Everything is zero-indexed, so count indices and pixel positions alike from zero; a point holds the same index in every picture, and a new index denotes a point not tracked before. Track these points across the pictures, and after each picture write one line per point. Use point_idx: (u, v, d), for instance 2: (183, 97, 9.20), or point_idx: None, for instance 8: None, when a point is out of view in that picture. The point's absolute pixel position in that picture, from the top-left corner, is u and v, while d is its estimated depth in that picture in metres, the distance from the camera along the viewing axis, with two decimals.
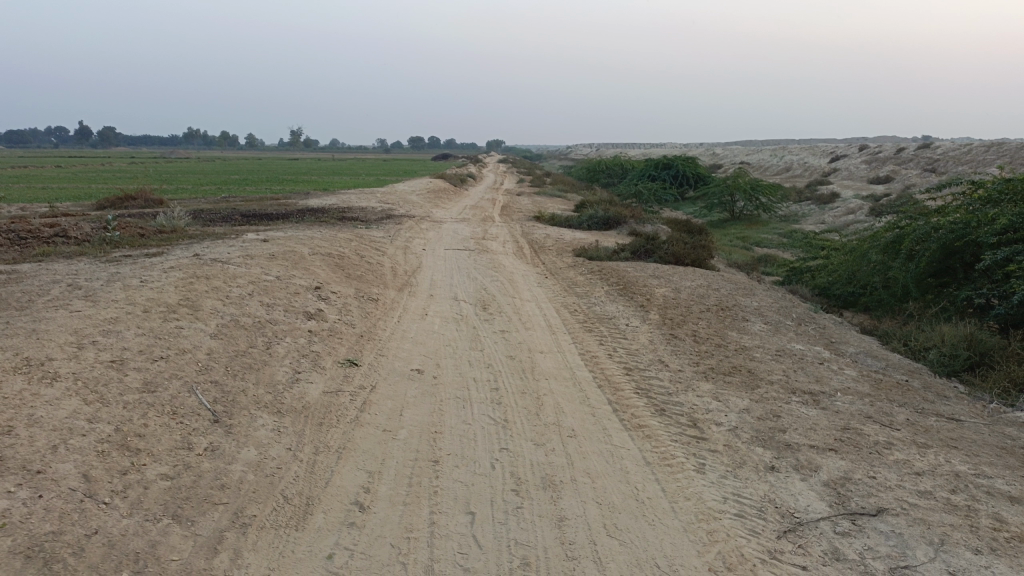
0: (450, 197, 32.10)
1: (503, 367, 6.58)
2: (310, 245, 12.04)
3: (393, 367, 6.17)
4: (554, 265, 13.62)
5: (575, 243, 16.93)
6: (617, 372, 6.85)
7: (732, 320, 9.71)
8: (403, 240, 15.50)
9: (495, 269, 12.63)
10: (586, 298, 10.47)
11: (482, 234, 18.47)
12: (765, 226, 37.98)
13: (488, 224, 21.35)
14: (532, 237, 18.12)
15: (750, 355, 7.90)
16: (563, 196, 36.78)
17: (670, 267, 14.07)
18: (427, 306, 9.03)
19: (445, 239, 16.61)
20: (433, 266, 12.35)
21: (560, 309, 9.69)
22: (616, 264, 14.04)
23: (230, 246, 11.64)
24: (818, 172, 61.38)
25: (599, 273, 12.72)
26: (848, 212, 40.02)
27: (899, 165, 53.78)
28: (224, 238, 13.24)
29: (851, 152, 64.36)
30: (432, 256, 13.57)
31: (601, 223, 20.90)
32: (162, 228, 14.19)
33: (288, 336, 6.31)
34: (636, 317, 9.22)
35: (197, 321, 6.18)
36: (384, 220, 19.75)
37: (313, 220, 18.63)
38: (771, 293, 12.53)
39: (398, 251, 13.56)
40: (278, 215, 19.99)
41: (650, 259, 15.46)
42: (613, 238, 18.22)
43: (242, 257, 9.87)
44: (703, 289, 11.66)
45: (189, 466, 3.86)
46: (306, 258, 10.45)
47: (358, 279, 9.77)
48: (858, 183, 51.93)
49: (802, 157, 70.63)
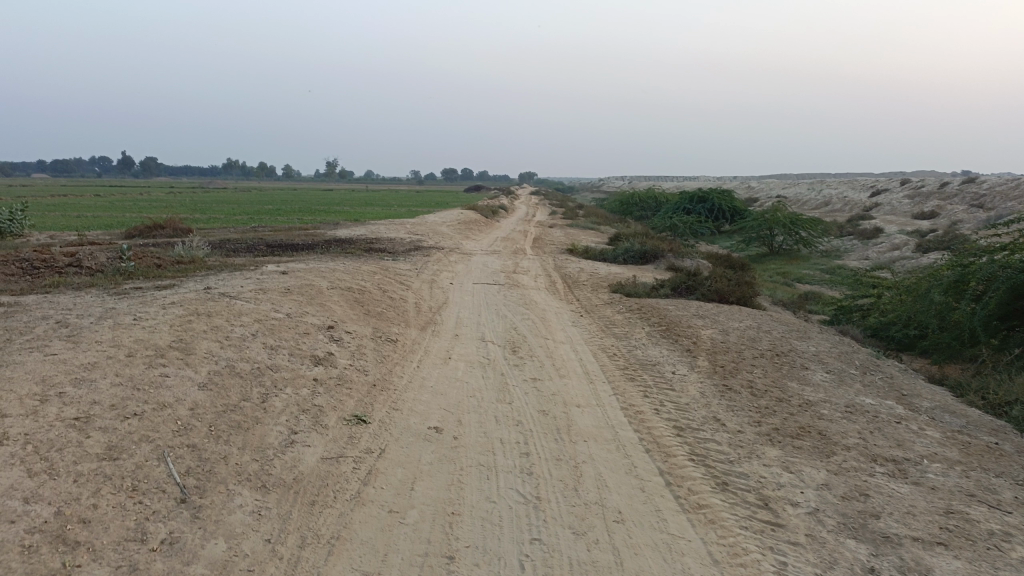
0: (481, 228, 31.49)
1: (536, 425, 5.69)
2: (330, 278, 11.31)
3: (407, 424, 5.32)
4: (589, 302, 12.74)
5: (610, 278, 16.05)
6: (666, 432, 5.92)
7: (790, 368, 8.71)
8: (430, 273, 14.74)
9: (526, 306, 11.79)
10: (626, 340, 9.56)
11: (512, 267, 17.67)
12: (806, 261, 36.72)
13: (519, 256, 20.56)
14: (565, 271, 17.28)
15: (817, 412, 6.92)
16: (596, 229, 35.98)
17: (714, 306, 13.11)
18: (450, 348, 8.20)
19: (474, 272, 15.83)
20: (460, 303, 11.56)
21: (598, 353, 8.79)
22: (655, 302, 13.11)
23: (245, 279, 10.97)
24: (859, 206, 59.85)
25: (638, 312, 11.81)
26: (892, 249, 38.61)
27: (944, 200, 52.14)
28: (242, 270, 12.60)
29: (892, 186, 62.77)
30: (459, 291, 12.77)
31: (637, 257, 20.00)
32: (179, 259, 13.60)
33: (289, 386, 5.51)
34: (683, 363, 8.29)
35: (186, 368, 5.41)
36: (412, 251, 19.07)
37: (338, 251, 18.00)
38: (826, 336, 11.50)
39: (424, 285, 12.80)
40: (303, 246, 19.41)
41: (691, 296, 14.51)
42: (650, 273, 17.31)
43: (253, 291, 9.15)
44: (752, 331, 10.69)
45: (137, 569, 3.05)
46: (324, 293, 9.71)
47: (377, 317, 8.99)
48: (902, 218, 50.36)
49: (841, 191, 69.11)
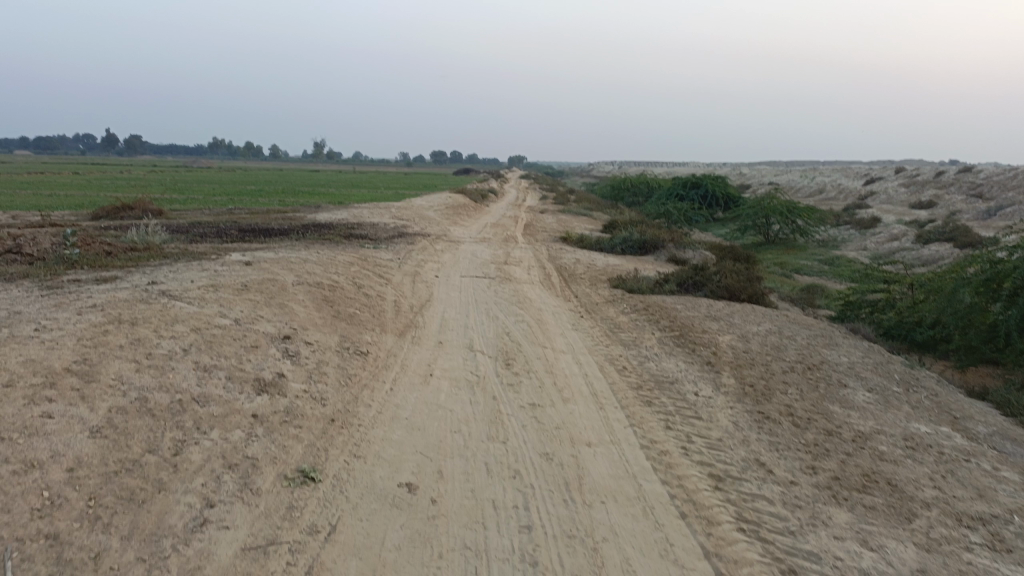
0: (470, 213, 30.17)
1: (538, 478, 4.43)
2: (298, 271, 9.99)
3: (371, 482, 4.04)
4: (588, 299, 11.51)
5: (609, 272, 14.83)
6: (702, 483, 4.68)
7: (828, 388, 7.48)
8: (414, 264, 13.42)
9: (519, 303, 10.53)
10: (636, 348, 8.30)
11: (504, 257, 16.37)
12: (803, 251, 35.59)
13: (510, 245, 19.24)
14: (560, 263, 16.00)
15: (875, 452, 5.70)
16: (589, 215, 34.71)
17: (726, 305, 11.90)
18: (432, 360, 6.94)
19: (461, 263, 14.52)
20: (445, 300, 10.28)
21: (605, 365, 7.55)
22: (661, 301, 11.87)
23: (201, 271, 9.64)
24: (855, 195, 58.80)
25: (645, 312, 10.58)
26: (891, 239, 37.57)
27: (941, 189, 51.19)
28: (200, 260, 11.26)
29: (888, 175, 61.76)
30: (444, 286, 11.49)
31: (637, 247, 18.75)
32: (133, 245, 12.24)
33: (216, 428, 4.22)
34: (705, 381, 7.05)
35: (79, 404, 4.11)
36: (394, 239, 17.73)
37: (315, 237, 16.62)
38: (854, 342, 10.30)
39: (405, 279, 11.52)
40: (278, 231, 18.02)
41: (698, 293, 13.32)
42: (650, 265, 16.10)
43: (203, 288, 7.83)
44: (775, 337, 9.47)
45: None
46: (288, 290, 8.39)
47: (347, 321, 7.69)
48: (899, 207, 49.37)
49: (834, 179, 68.11)
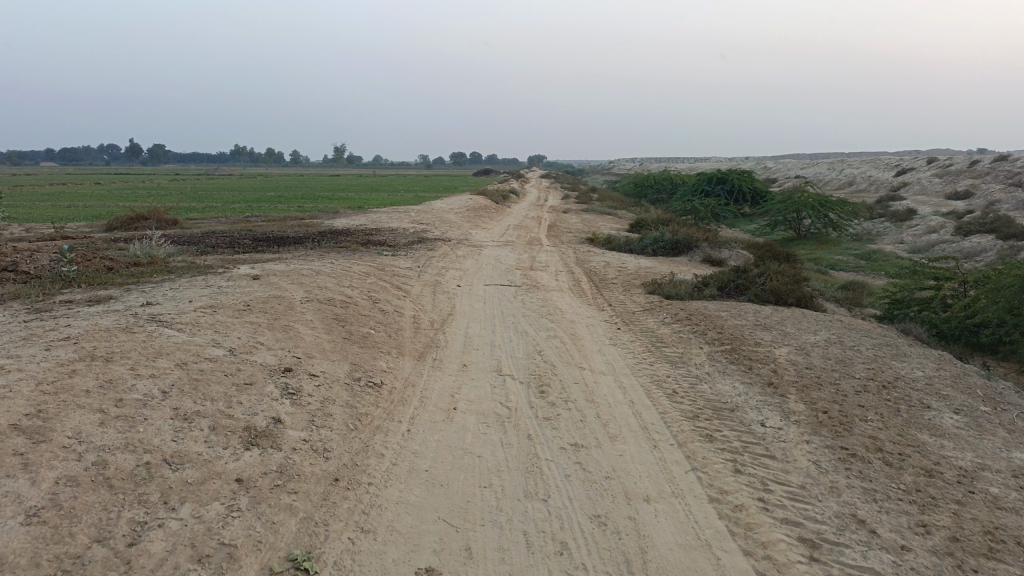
0: (492, 215, 29.33)
1: (590, 554, 3.55)
2: (308, 286, 9.18)
3: (381, 569, 3.19)
4: (623, 308, 10.60)
5: (642, 276, 13.90)
6: (793, 552, 3.77)
7: (910, 412, 6.51)
8: (434, 273, 12.56)
9: (549, 314, 9.65)
10: (684, 367, 7.38)
11: (529, 261, 15.49)
12: (838, 246, 34.31)
13: (535, 248, 18.35)
14: (589, 267, 15.07)
15: (989, 497, 4.75)
16: (614, 214, 33.71)
17: (774, 311, 10.93)
18: (456, 389, 6.07)
19: (485, 270, 13.66)
20: (468, 313, 9.43)
21: (653, 389, 6.64)
22: (703, 308, 10.92)
23: (203, 289, 8.86)
24: (885, 187, 57.16)
25: (687, 322, 9.65)
26: (929, 231, 36.16)
27: (977, 178, 49.52)
28: (205, 274, 10.49)
29: (920, 165, 60.04)
30: (468, 296, 10.64)
31: (669, 248, 17.76)
32: (136, 260, 11.51)
33: (188, 504, 3.39)
34: (771, 407, 6.11)
35: (18, 475, 3.31)
36: (414, 244, 16.91)
37: (330, 245, 15.84)
38: (922, 351, 9.29)
39: (425, 289, 10.68)
40: (293, 239, 17.29)
41: (741, 298, 12.35)
42: (686, 268, 15.13)
43: (201, 310, 7.03)
44: (837, 349, 8.51)
45: None
46: (295, 309, 7.56)
47: (360, 343, 6.84)
48: (934, 198, 47.77)
49: (863, 170, 66.37)
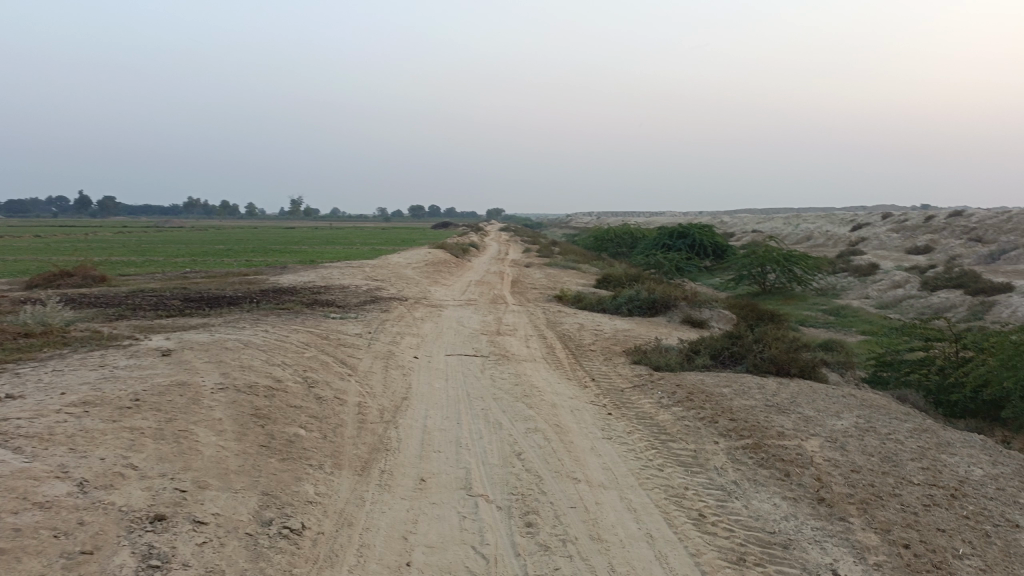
0: (450, 270, 27.79)
1: None
2: (229, 364, 7.44)
3: None
4: (609, 385, 9.07)
5: (622, 342, 12.45)
6: None
7: (1004, 537, 5.02)
8: (387, 341, 10.90)
9: (525, 394, 8.06)
10: (703, 472, 5.82)
11: (494, 324, 13.93)
12: (805, 302, 33.45)
13: (500, 307, 16.80)
14: (562, 330, 13.56)
15: None
16: (577, 268, 32.43)
17: (781, 387, 9.51)
18: (411, 524, 4.39)
19: (446, 335, 12.04)
20: (428, 395, 7.77)
21: (672, 510, 5.04)
22: (701, 382, 9.44)
23: (91, 372, 7.03)
24: (844, 241, 57.24)
25: (688, 402, 8.14)
26: (893, 286, 35.61)
27: (933, 233, 49.84)
28: (106, 349, 8.65)
29: (875, 220, 60.58)
30: (427, 372, 9.01)
31: (645, 308, 16.39)
32: (26, 329, 9.60)
33: None
34: (834, 543, 4.57)
35: None
36: (365, 305, 15.20)
37: (270, 307, 14.04)
38: (963, 436, 7.91)
39: (377, 364, 9.02)
40: (228, 300, 15.40)
41: (736, 368, 10.94)
42: (668, 332, 13.72)
43: (67, 411, 5.26)
44: (875, 442, 7.06)
45: None
46: (201, 405, 5.82)
47: (284, 453, 5.13)
48: (893, 252, 47.77)
49: (819, 225, 66.75)
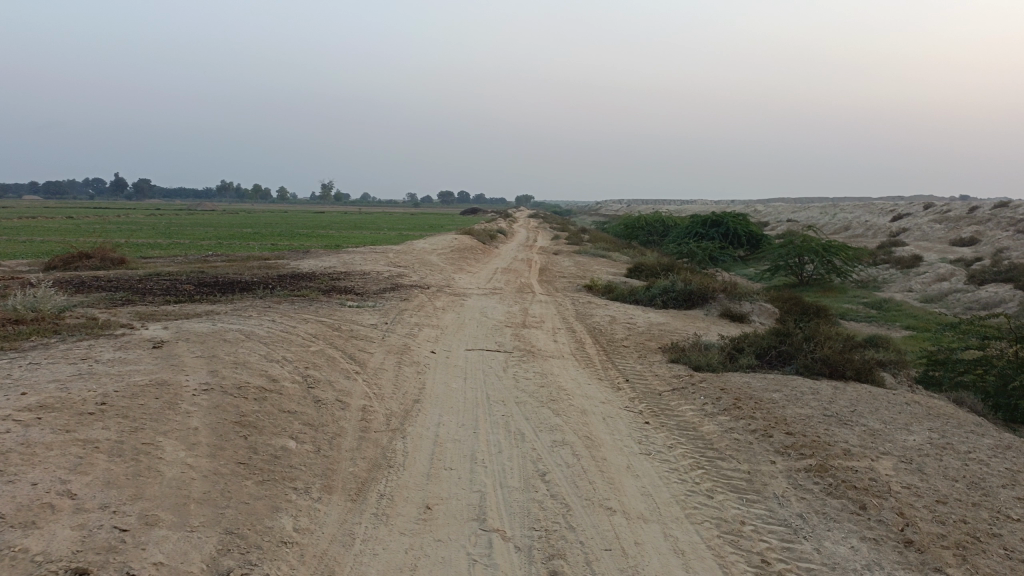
0: (477, 257, 26.96)
1: None
2: (222, 359, 6.68)
3: None
4: (644, 387, 8.17)
5: (657, 338, 11.51)
6: None
7: None
8: (404, 333, 10.09)
9: (552, 397, 7.19)
10: (761, 502, 4.91)
11: (520, 315, 13.07)
12: (845, 294, 32.06)
13: (526, 297, 15.93)
14: (592, 323, 12.65)
15: None
16: (607, 257, 31.40)
17: (836, 393, 8.52)
18: (405, 571, 3.56)
19: (468, 328, 11.20)
20: (442, 398, 6.94)
21: (727, 553, 4.15)
22: (747, 385, 8.50)
23: (67, 367, 6.31)
24: (884, 233, 55.32)
25: (735, 409, 7.22)
26: (938, 279, 34.04)
27: (979, 224, 47.85)
28: (95, 339, 7.94)
29: (916, 210, 58.51)
30: (443, 369, 8.19)
31: (680, 300, 15.41)
32: (16, 315, 8.94)
33: None
34: None
35: None
36: (384, 293, 14.42)
37: (284, 294, 13.32)
38: None
39: (389, 360, 8.23)
40: (242, 285, 14.71)
41: (784, 368, 9.98)
42: (706, 328, 12.76)
43: (16, 419, 4.52)
44: (957, 464, 6.07)
45: None
46: (176, 414, 5.05)
47: (264, 475, 4.34)
48: (937, 244, 45.90)
49: (857, 215, 64.68)
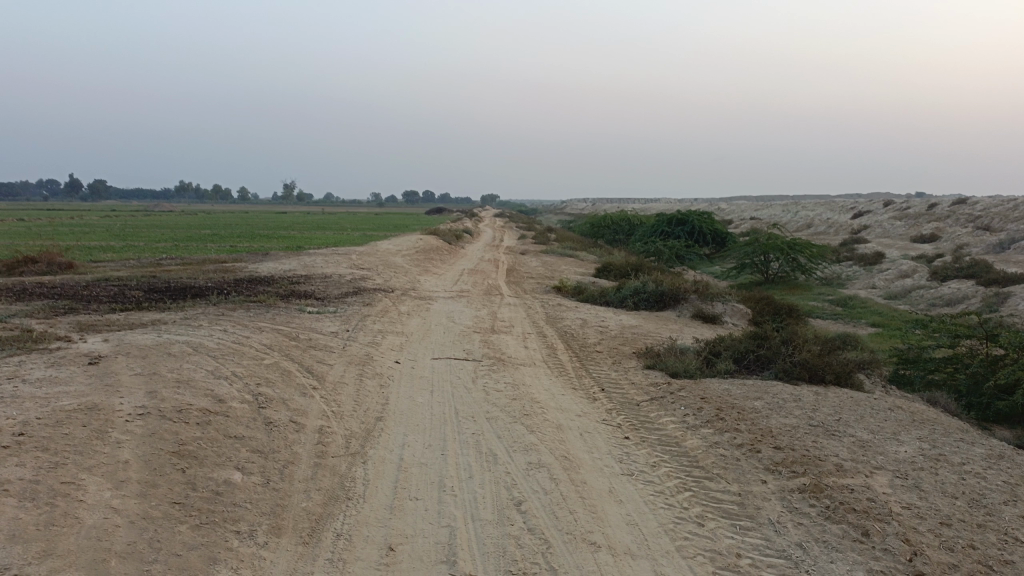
0: (442, 258, 26.40)
1: None
2: (163, 377, 6.09)
3: None
4: (621, 397, 7.76)
5: (630, 342, 11.14)
6: None
7: None
8: (366, 342, 9.55)
9: (525, 411, 6.74)
10: (757, 529, 4.52)
11: (488, 319, 12.60)
12: (810, 292, 32.15)
13: (494, 300, 15.45)
14: (563, 327, 12.24)
15: None
16: (574, 256, 31.06)
17: (819, 400, 8.21)
18: None
19: (434, 334, 10.70)
20: (407, 414, 6.45)
21: None
22: (727, 392, 8.15)
23: None
24: (845, 230, 55.94)
25: (718, 420, 6.85)
26: (900, 276, 34.35)
27: (937, 221, 48.57)
28: (25, 354, 7.27)
29: (876, 208, 59.27)
30: (408, 381, 7.69)
31: (652, 301, 15.09)
32: None
33: None
34: None
35: None
36: (346, 297, 13.82)
37: (240, 300, 12.66)
38: None
39: (349, 372, 7.69)
40: (195, 291, 13.99)
41: (762, 373, 9.67)
42: (679, 331, 12.42)
43: None
44: (953, 479, 5.76)
45: None
46: (106, 445, 4.47)
47: (203, 517, 3.81)
48: (898, 241, 46.48)
49: (819, 213, 65.41)
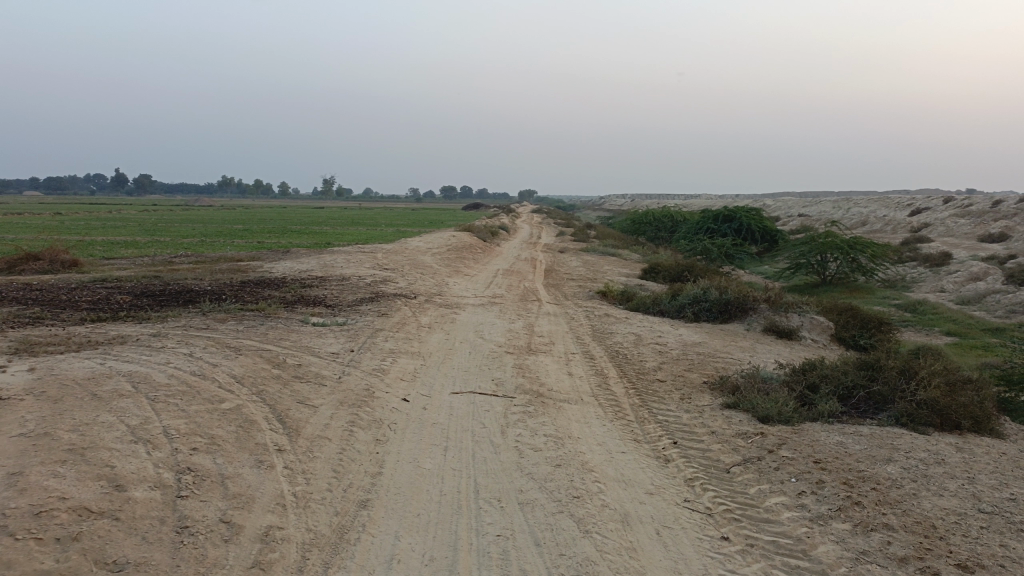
0: (475, 256, 24.46)
1: None
2: (51, 443, 4.19)
3: None
4: (702, 459, 5.69)
5: (697, 367, 9.05)
6: None
7: None
8: (369, 368, 7.61)
9: (575, 491, 4.69)
10: None
11: (524, 334, 10.59)
12: (873, 296, 29.45)
13: (531, 307, 13.45)
14: (614, 345, 10.19)
15: None
16: (617, 255, 28.83)
17: (969, 463, 6.04)
18: None
19: (458, 356, 8.74)
20: (406, 495, 4.47)
21: None
22: (845, 450, 6.03)
23: None
24: (903, 229, 52.57)
25: (854, 505, 4.75)
26: (972, 279, 31.37)
27: (1006, 218, 44.99)
28: None
29: (936, 204, 55.70)
30: (416, 431, 5.73)
31: (714, 311, 12.96)
32: None
33: None
34: None
35: None
36: (359, 305, 11.92)
37: (235, 308, 10.82)
38: None
39: (338, 419, 5.75)
40: (190, 296, 12.22)
41: (874, 413, 7.52)
42: (752, 351, 10.28)
43: None
44: None
45: None
46: None
47: None
48: (964, 241, 43.13)
49: (873, 210, 61.75)
